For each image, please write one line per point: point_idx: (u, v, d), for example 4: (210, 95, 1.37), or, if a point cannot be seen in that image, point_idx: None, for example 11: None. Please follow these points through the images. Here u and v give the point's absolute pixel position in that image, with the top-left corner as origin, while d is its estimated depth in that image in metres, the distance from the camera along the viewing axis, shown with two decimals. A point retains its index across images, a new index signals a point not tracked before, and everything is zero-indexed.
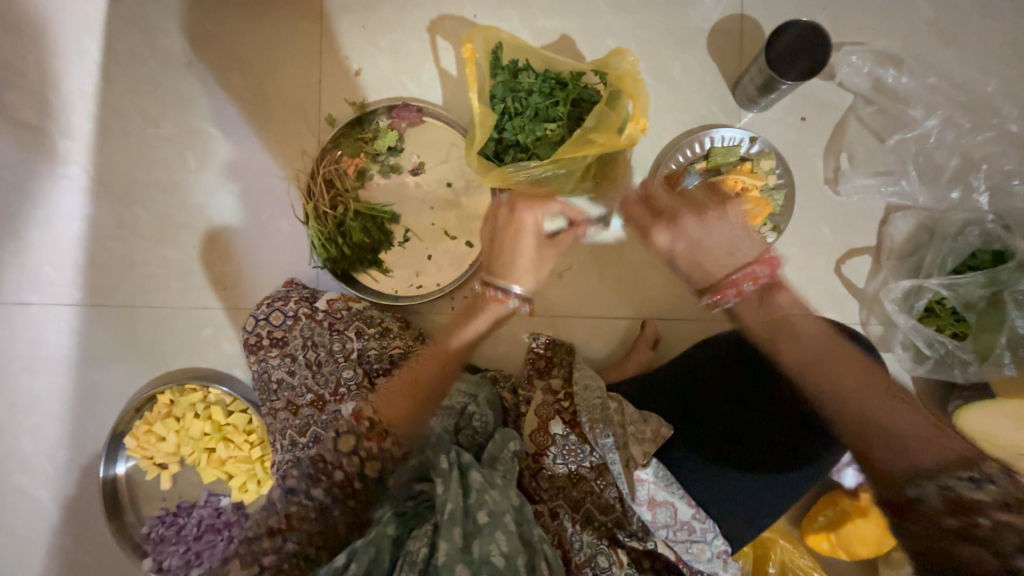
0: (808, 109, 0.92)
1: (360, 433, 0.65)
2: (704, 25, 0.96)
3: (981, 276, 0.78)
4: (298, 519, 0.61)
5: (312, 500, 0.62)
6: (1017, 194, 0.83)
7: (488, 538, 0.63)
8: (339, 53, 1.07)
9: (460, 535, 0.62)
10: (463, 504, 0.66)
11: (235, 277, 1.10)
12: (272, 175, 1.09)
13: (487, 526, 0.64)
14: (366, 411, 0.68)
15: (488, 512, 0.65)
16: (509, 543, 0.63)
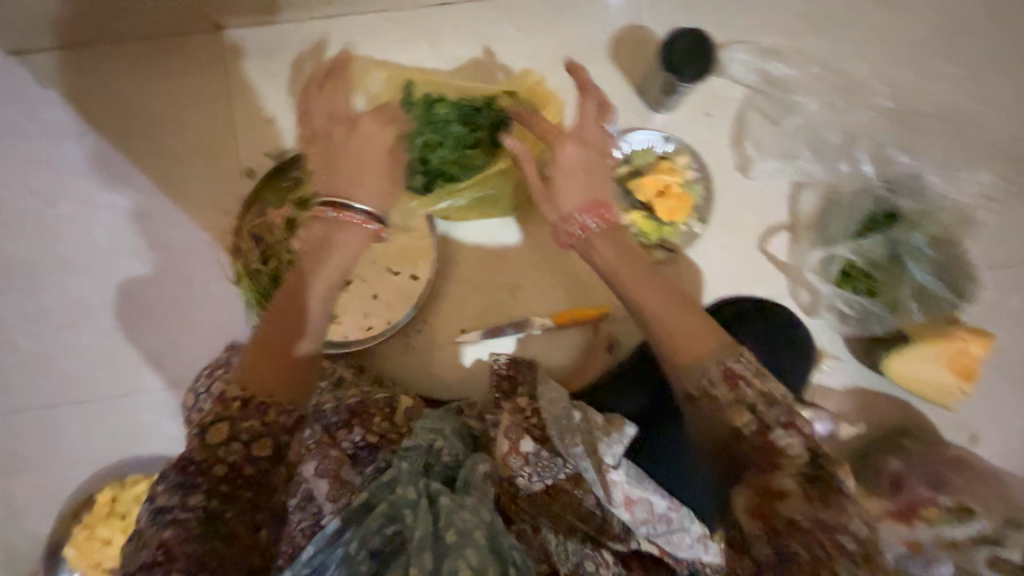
0: (709, 105, 0.99)
1: (230, 420, 0.59)
2: (605, 38, 1.01)
3: (879, 237, 0.89)
4: (179, 543, 0.54)
5: (193, 513, 0.55)
6: (896, 161, 0.93)
7: (456, 555, 0.62)
8: (249, 103, 1.04)
9: (430, 559, 0.62)
10: (433, 529, 0.65)
11: (168, 351, 1.03)
12: (194, 237, 1.03)
13: (455, 544, 0.63)
14: (228, 397, 0.61)
15: (455, 530, 0.64)
16: (479, 558, 0.62)
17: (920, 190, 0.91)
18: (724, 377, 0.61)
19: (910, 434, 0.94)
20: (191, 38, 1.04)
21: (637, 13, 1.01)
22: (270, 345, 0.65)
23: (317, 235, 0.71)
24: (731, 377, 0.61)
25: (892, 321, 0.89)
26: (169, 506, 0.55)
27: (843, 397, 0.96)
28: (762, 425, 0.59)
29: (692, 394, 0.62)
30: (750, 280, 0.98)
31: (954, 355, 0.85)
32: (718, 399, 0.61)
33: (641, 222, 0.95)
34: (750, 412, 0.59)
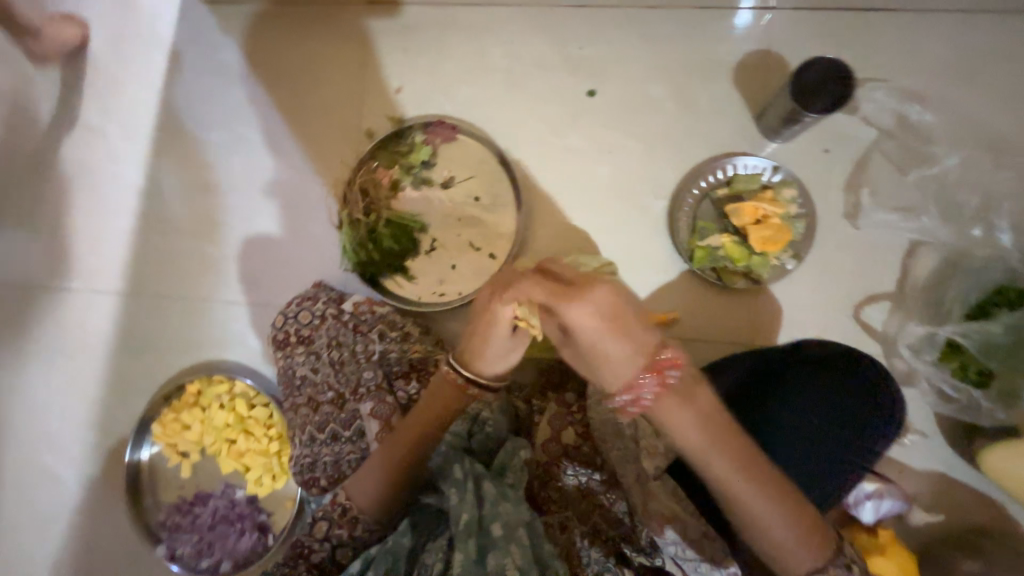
0: (832, 140, 0.94)
1: (332, 520, 0.74)
2: (729, 59, 1.00)
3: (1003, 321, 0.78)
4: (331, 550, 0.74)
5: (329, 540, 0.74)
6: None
7: (504, 551, 0.62)
8: (381, 72, 1.13)
9: (475, 547, 0.62)
10: (477, 515, 0.65)
11: (268, 276, 1.15)
12: (310, 180, 1.14)
13: (501, 538, 0.63)
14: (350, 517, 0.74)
15: (502, 524, 0.64)
16: (524, 557, 0.62)
17: None
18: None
19: (993, 539, 0.83)
20: (344, 6, 1.16)
21: (772, 36, 0.98)
22: (391, 475, 0.73)
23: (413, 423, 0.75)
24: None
25: (1009, 414, 0.79)
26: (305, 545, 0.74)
27: (923, 480, 0.86)
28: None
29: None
30: (836, 332, 0.92)
31: None
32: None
33: (730, 247, 0.92)
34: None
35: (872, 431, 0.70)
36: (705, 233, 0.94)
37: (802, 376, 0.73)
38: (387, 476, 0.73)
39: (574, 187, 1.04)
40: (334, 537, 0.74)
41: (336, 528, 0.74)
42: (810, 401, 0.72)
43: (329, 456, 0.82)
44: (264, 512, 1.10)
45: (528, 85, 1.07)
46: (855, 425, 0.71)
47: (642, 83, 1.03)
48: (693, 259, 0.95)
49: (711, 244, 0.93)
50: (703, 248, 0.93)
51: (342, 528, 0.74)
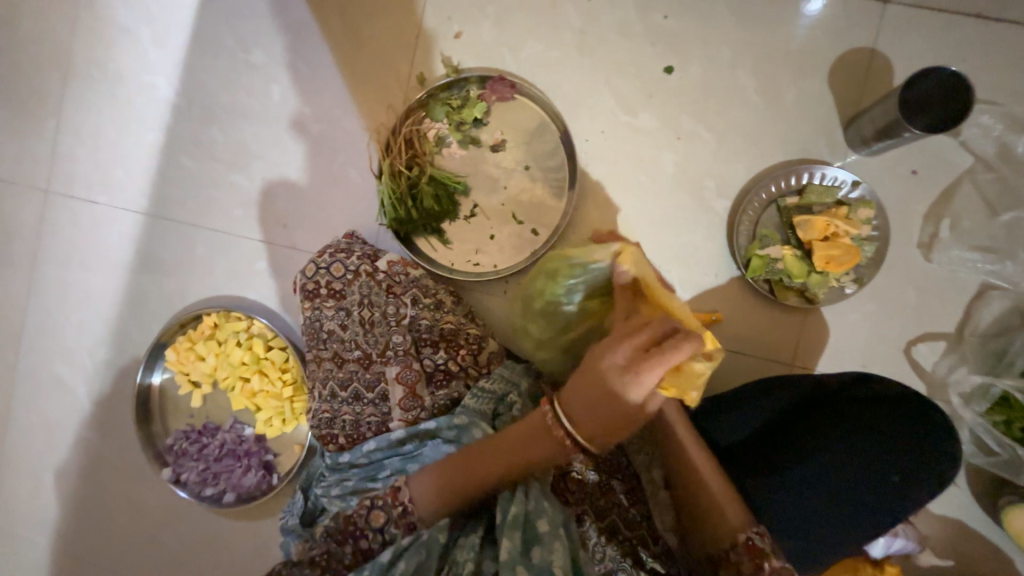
0: (922, 162, 0.86)
1: (388, 517, 0.67)
2: (829, 54, 0.90)
3: None
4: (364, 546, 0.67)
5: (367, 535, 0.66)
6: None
7: (549, 546, 0.61)
8: (442, 11, 1.03)
9: (520, 541, 0.61)
10: (521, 509, 0.64)
11: (297, 217, 1.10)
12: (351, 121, 1.07)
13: (546, 535, 0.62)
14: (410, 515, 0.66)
15: (546, 520, 0.63)
16: (565, 558, 0.61)
17: None
18: (746, 549, 0.62)
19: None
20: None
21: (881, 35, 0.89)
22: (462, 486, 0.65)
23: (515, 434, 0.65)
24: (752, 546, 0.62)
25: None
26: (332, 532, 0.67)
27: (939, 525, 0.85)
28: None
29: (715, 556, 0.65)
30: (881, 365, 0.89)
31: None
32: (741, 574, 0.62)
33: (791, 261, 0.87)
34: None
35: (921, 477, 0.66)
36: (765, 242, 0.89)
37: (859, 416, 0.70)
38: (462, 486, 0.65)
39: (633, 172, 0.97)
40: (388, 532, 0.66)
41: (391, 525, 0.66)
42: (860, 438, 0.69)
43: (349, 415, 0.82)
44: (271, 452, 1.10)
45: (602, 51, 0.98)
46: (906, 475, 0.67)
47: (727, 67, 0.94)
48: (747, 267, 0.89)
49: (769, 255, 0.88)
50: (761, 257, 0.88)
51: (396, 528, 0.66)
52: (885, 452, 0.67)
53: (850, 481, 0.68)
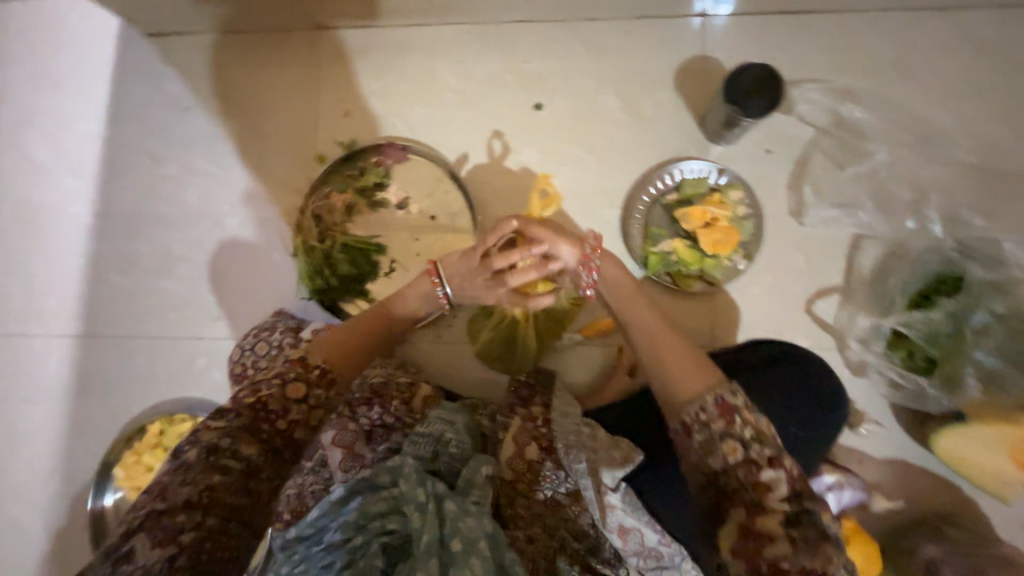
0: (773, 141, 0.96)
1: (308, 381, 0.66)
2: (672, 67, 1.01)
3: (936, 313, 0.81)
4: (226, 489, 0.55)
5: (237, 464, 0.56)
6: (967, 221, 0.85)
7: (462, 565, 0.60)
8: (330, 96, 1.13)
9: (437, 565, 0.59)
10: (439, 534, 0.62)
11: (228, 307, 1.13)
12: (264, 208, 1.13)
13: (461, 553, 0.61)
14: (309, 361, 0.68)
15: (461, 539, 0.62)
16: (486, 567, 0.60)
17: (1002, 261, 0.81)
18: (717, 408, 0.61)
19: (953, 521, 0.85)
20: (291, 33, 1.15)
21: (710, 43, 1.00)
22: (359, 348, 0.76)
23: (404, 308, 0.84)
24: (723, 405, 0.61)
25: (951, 399, 0.81)
26: (175, 508, 0.52)
27: (882, 468, 0.88)
28: (748, 459, 0.57)
29: (684, 422, 0.62)
30: (790, 329, 0.93)
31: (1017, 442, 0.76)
32: (709, 430, 0.60)
33: (682, 252, 0.94)
34: (738, 441, 0.58)
35: (819, 424, 0.71)
36: (657, 239, 0.96)
37: (752, 381, 0.73)
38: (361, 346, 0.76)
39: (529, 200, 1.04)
40: (312, 397, 0.65)
41: (312, 390, 0.66)
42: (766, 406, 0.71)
43: (292, 488, 0.82)
44: None
45: (478, 102, 1.08)
46: (801, 427, 0.71)
47: (590, 94, 1.04)
48: (647, 265, 0.96)
49: (664, 250, 0.95)
50: (656, 254, 0.95)
51: (319, 390, 0.66)
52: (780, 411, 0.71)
53: None
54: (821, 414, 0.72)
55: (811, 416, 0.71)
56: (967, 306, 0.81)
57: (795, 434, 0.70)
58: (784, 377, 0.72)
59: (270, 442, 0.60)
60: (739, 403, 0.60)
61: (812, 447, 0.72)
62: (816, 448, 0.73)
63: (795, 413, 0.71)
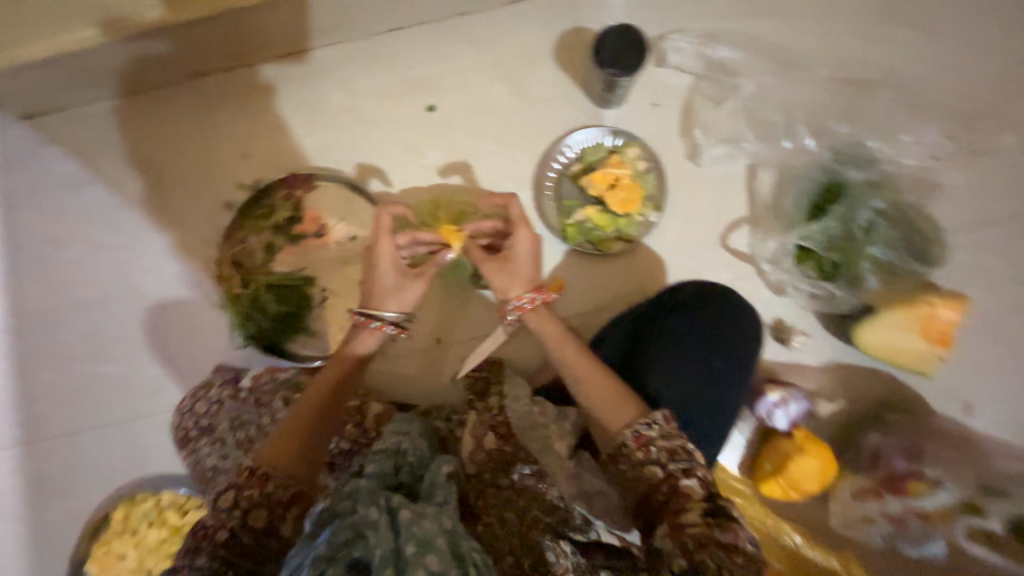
0: (656, 95, 1.00)
1: (239, 486, 0.68)
2: (549, 43, 1.04)
3: (829, 221, 0.87)
4: None
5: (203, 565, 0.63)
6: (838, 132, 0.91)
7: (417, 566, 0.60)
8: (225, 142, 1.11)
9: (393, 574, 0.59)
10: (393, 546, 0.62)
11: (169, 375, 1.10)
12: (182, 268, 1.10)
13: (415, 555, 0.61)
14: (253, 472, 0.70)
15: (414, 542, 0.62)
16: (442, 561, 0.61)
17: (872, 159, 0.89)
18: (636, 441, 0.66)
19: (892, 406, 0.90)
20: (170, 87, 1.12)
21: (578, 15, 1.04)
22: (295, 430, 0.75)
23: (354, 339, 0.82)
24: (641, 437, 0.66)
25: (856, 297, 0.87)
26: None
27: (821, 374, 0.93)
28: (668, 474, 0.64)
29: (612, 455, 0.68)
30: (711, 266, 0.97)
31: (923, 320, 0.82)
32: (631, 460, 0.66)
33: (596, 217, 0.97)
34: (657, 465, 0.64)
35: (739, 347, 0.76)
36: (571, 211, 0.99)
37: (668, 325, 0.78)
38: (299, 430, 0.75)
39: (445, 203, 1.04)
40: (245, 499, 0.67)
41: (247, 493, 0.68)
42: (687, 343, 0.75)
43: None
44: None
45: (372, 117, 1.08)
46: (724, 355, 0.75)
47: (478, 86, 1.06)
48: (567, 238, 0.98)
49: (578, 220, 0.98)
50: (573, 226, 0.98)
51: (252, 490, 0.68)
52: (702, 344, 0.75)
53: (696, 386, 0.73)
54: (735, 340, 0.76)
55: (731, 342, 0.76)
56: (856, 209, 0.87)
57: (717, 364, 0.74)
58: (698, 313, 0.78)
59: (221, 546, 0.64)
60: (653, 433, 0.65)
61: (738, 371, 0.75)
62: (743, 372, 0.76)
63: (716, 342, 0.76)
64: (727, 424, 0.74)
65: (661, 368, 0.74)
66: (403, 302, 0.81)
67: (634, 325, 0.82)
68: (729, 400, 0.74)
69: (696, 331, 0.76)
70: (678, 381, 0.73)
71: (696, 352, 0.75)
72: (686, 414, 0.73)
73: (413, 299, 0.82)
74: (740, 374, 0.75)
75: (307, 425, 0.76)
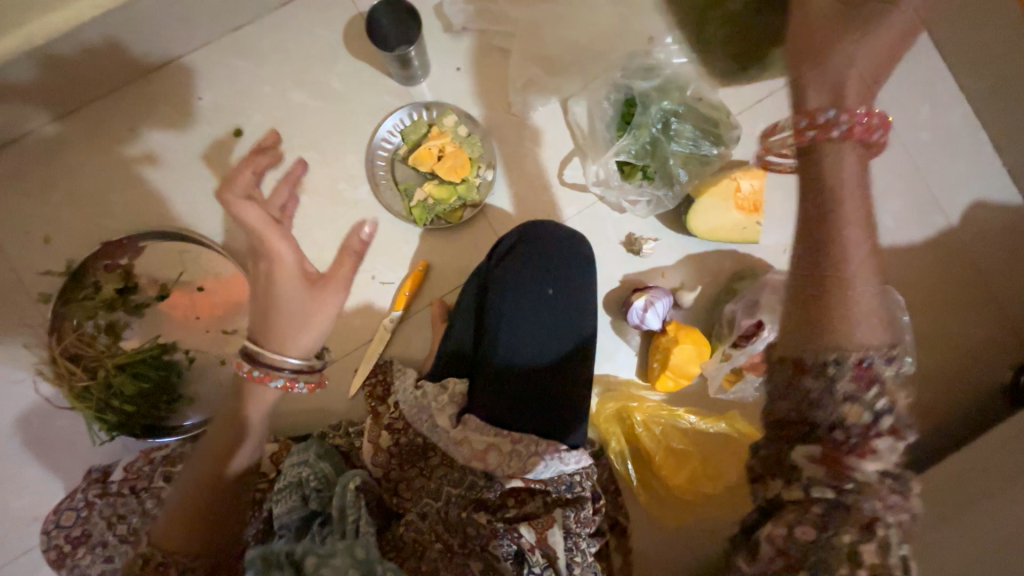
0: (456, 59, 1.01)
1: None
2: (337, 36, 1.02)
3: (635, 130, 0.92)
4: None
5: None
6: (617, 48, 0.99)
7: None
8: (15, 233, 0.98)
9: None
10: None
11: (40, 502, 0.98)
12: (11, 382, 0.98)
13: None
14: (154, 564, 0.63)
15: None
16: None
17: (654, 67, 0.96)
18: (857, 372, 0.57)
19: (743, 276, 1.00)
20: None
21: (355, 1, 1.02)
22: (193, 506, 0.66)
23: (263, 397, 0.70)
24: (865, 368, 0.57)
25: (675, 191, 0.95)
26: None
27: (678, 270, 1.01)
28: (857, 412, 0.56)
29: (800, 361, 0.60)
30: (558, 204, 1.02)
31: (731, 195, 0.94)
32: (832, 381, 0.58)
33: (435, 191, 0.97)
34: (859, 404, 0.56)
35: (573, 269, 0.88)
36: (412, 193, 0.98)
37: (505, 268, 0.87)
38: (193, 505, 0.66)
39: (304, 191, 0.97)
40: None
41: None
42: (521, 278, 0.86)
43: None
44: None
45: (178, 159, 1.01)
46: (556, 279, 0.87)
47: (279, 97, 1.01)
48: (415, 221, 0.98)
49: (420, 200, 0.98)
50: (417, 207, 0.97)
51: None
52: (532, 280, 0.86)
53: (535, 311, 0.85)
54: (567, 264, 0.87)
55: (562, 266, 0.87)
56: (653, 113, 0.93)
57: (552, 287, 0.86)
58: (528, 251, 0.87)
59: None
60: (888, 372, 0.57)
61: (574, 285, 0.87)
62: (582, 290, 0.88)
63: (550, 269, 0.87)
64: (576, 334, 0.86)
65: (505, 305, 0.85)
66: (306, 346, 0.70)
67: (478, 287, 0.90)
68: (572, 312, 0.86)
69: (529, 264, 0.87)
70: (521, 312, 0.85)
71: (531, 284, 0.86)
72: (537, 339, 0.84)
73: (323, 327, 0.70)
74: (573, 290, 0.87)
75: (205, 496, 0.67)
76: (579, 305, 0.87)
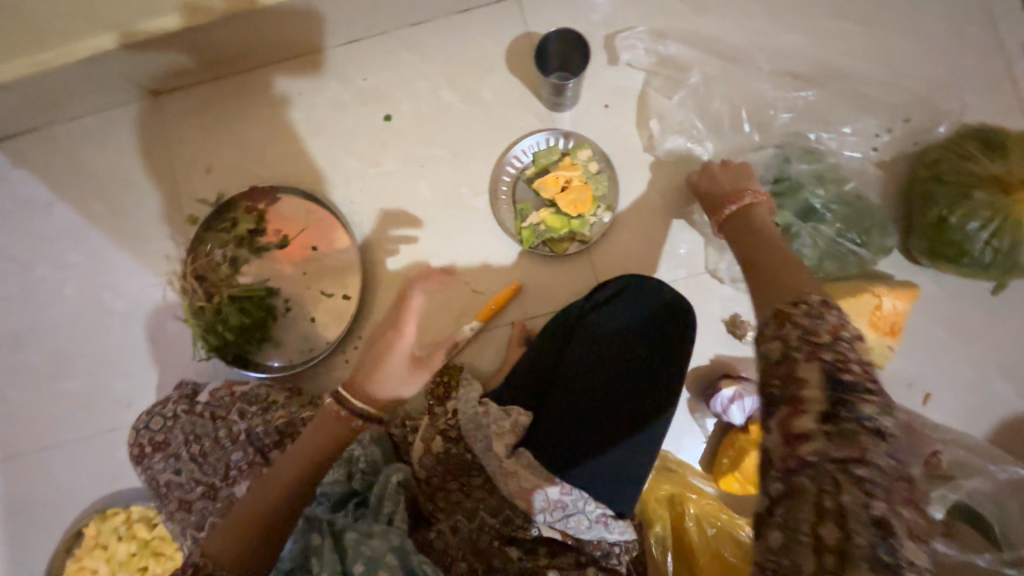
0: (607, 96, 1.00)
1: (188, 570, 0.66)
2: (499, 50, 1.05)
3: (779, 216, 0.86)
4: None
5: None
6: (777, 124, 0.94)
7: None
8: (186, 158, 1.13)
9: None
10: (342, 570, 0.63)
11: (137, 391, 1.11)
12: (147, 283, 1.12)
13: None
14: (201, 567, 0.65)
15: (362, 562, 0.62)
16: None
17: (815, 152, 0.91)
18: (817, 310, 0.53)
19: None
20: (129, 105, 1.14)
21: (527, 21, 1.05)
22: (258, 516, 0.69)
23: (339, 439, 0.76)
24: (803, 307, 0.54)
25: None
26: None
27: None
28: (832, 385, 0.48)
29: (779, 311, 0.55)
30: (667, 263, 0.98)
31: (868, 312, 0.84)
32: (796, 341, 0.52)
33: (550, 219, 0.97)
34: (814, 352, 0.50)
35: (668, 340, 0.85)
36: (526, 215, 0.99)
37: (596, 319, 0.90)
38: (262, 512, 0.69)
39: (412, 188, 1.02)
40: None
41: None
42: (608, 333, 0.88)
43: None
44: None
45: (330, 128, 1.10)
46: (647, 346, 0.86)
47: (432, 94, 1.07)
48: (522, 241, 0.99)
49: (533, 223, 0.98)
50: (528, 229, 0.98)
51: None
52: (622, 338, 0.87)
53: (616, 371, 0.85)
54: (663, 334, 0.86)
55: (657, 332, 0.86)
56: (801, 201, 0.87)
57: (644, 355, 0.85)
58: (624, 309, 0.89)
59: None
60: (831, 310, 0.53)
61: (665, 353, 0.85)
62: (672, 362, 0.84)
63: (645, 332, 0.87)
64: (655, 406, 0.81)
65: (587, 355, 0.87)
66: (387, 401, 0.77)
67: (566, 326, 0.92)
68: (656, 381, 0.83)
69: (620, 322, 0.88)
70: (602, 367, 0.85)
71: (618, 343, 0.87)
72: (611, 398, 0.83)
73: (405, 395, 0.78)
74: (661, 361, 0.84)
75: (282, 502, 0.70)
76: (664, 378, 0.83)
